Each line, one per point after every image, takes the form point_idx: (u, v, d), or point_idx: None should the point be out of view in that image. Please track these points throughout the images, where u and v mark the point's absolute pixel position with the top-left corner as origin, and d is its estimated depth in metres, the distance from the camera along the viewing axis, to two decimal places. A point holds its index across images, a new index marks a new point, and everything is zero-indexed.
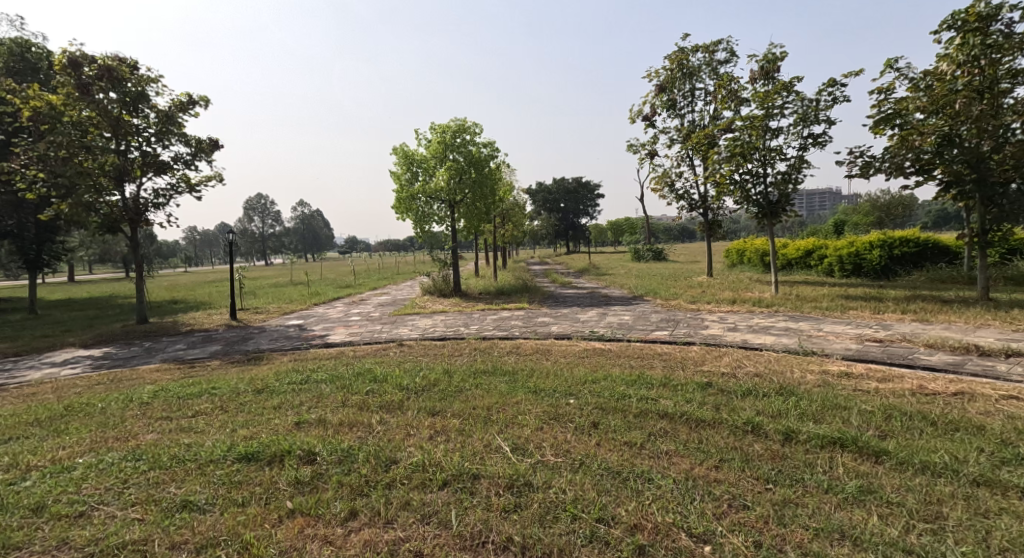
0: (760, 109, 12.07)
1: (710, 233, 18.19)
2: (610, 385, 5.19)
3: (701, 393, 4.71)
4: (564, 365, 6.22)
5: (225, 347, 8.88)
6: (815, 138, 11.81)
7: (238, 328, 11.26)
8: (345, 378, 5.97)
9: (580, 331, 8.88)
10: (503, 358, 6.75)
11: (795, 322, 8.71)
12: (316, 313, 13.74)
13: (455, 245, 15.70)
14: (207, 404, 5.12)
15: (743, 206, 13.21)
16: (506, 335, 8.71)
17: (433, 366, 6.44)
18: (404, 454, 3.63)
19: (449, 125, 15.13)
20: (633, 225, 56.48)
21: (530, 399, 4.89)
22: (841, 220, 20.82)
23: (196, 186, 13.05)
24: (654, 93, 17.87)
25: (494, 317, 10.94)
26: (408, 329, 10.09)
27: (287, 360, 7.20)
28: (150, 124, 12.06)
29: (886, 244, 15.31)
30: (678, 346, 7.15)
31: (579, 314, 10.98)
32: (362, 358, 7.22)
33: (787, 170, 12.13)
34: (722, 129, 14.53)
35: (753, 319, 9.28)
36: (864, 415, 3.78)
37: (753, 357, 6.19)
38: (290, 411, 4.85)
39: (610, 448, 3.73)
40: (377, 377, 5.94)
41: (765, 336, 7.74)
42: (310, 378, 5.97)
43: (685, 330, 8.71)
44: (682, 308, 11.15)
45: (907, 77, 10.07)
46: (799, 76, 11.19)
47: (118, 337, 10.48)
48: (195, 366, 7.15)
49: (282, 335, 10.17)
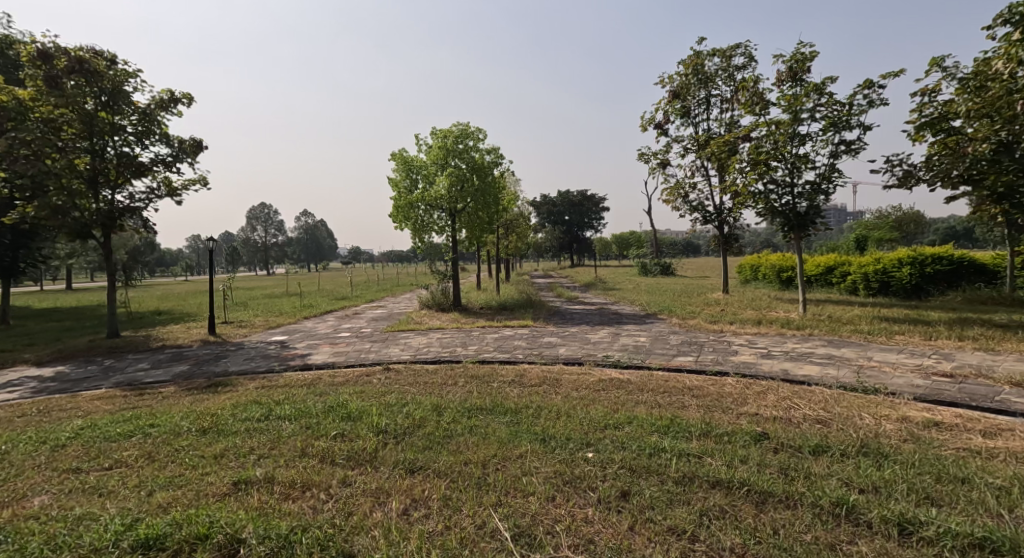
0: (786, 113, 11.12)
1: (726, 247, 17.21)
2: (638, 432, 4.16)
3: (758, 449, 3.67)
4: (577, 401, 5.19)
5: (191, 369, 7.87)
6: (847, 145, 10.84)
7: (214, 344, 10.26)
8: (314, 415, 4.95)
9: (592, 355, 7.84)
10: (505, 389, 5.73)
11: (837, 349, 7.66)
12: (304, 328, 12.74)
13: (455, 257, 14.72)
14: (136, 449, 4.12)
15: (766, 218, 12.21)
16: (508, 359, 7.68)
17: (422, 399, 5.42)
18: (367, 548, 2.69)
19: (451, 130, 14.20)
20: (638, 239, 55.41)
21: (539, 452, 3.87)
22: (863, 236, 19.74)
23: (179, 191, 12.12)
24: (667, 100, 16.99)
25: (495, 336, 9.92)
26: (399, 349, 9.05)
27: (252, 388, 6.17)
28: (129, 122, 11.15)
29: (917, 261, 14.24)
30: (710, 377, 6.11)
31: (589, 334, 9.95)
32: (340, 386, 6.20)
33: (817, 180, 11.16)
34: (741, 137, 13.63)
35: (787, 344, 8.22)
36: (1003, 497, 2.78)
37: (805, 395, 5.16)
38: (232, 463, 3.82)
39: (649, 539, 2.73)
40: (351, 413, 4.92)
41: (809, 367, 6.69)
42: (270, 414, 4.95)
43: (712, 356, 7.65)
44: (704, 328, 10.11)
45: (956, 77, 9.08)
46: (833, 77, 10.22)
47: (79, 353, 9.49)
48: (145, 393, 6.12)
49: (259, 354, 9.16)
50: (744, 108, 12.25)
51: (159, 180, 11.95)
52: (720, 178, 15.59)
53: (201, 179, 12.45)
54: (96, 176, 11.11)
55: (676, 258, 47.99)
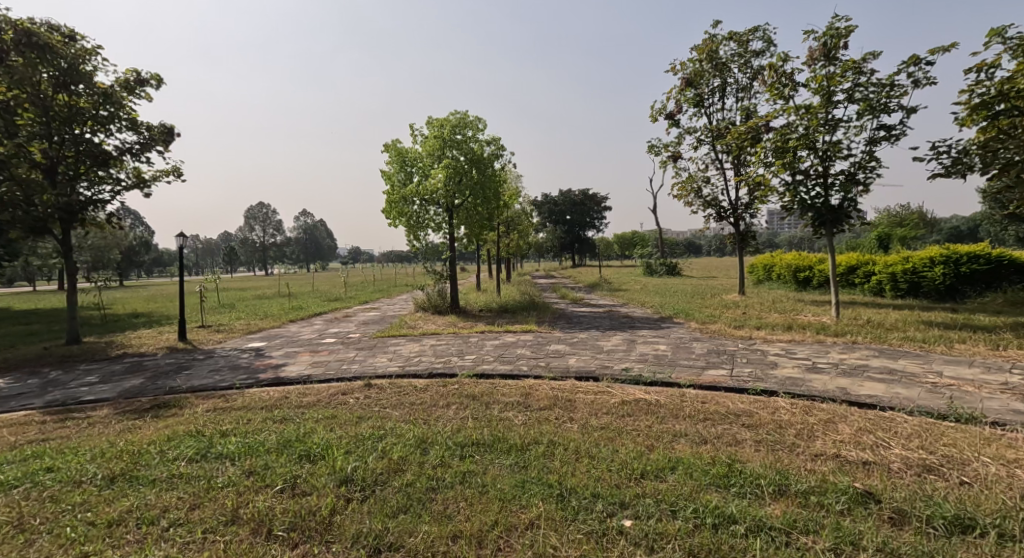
0: (818, 95, 9.98)
1: (743, 246, 16.16)
2: (689, 485, 3.10)
3: (864, 520, 2.63)
4: (600, 435, 4.10)
5: (143, 383, 6.77)
6: (887, 130, 9.71)
7: (182, 352, 9.18)
8: (263, 453, 3.86)
9: (609, 367, 6.76)
10: (509, 415, 4.66)
11: (895, 361, 6.56)
12: (287, 333, 11.64)
13: (453, 256, 13.62)
14: (9, 510, 3.07)
15: (794, 213, 11.12)
16: (510, 372, 6.61)
17: (405, 428, 4.34)
18: None
19: (448, 119, 13.15)
20: (643, 239, 54.24)
21: (556, 519, 2.85)
22: (886, 233, 18.59)
23: (149, 181, 11.00)
24: (680, 88, 15.90)
25: (496, 343, 8.84)
26: (387, 359, 7.96)
27: (200, 412, 5.07)
28: (92, 106, 10.07)
29: (950, 260, 13.13)
30: (756, 399, 5.02)
31: (601, 340, 8.89)
32: (307, 410, 5.11)
33: (852, 169, 10.06)
34: (763, 124, 12.56)
35: (832, 354, 7.13)
36: None
37: (888, 426, 4.09)
38: (128, 536, 2.83)
39: None
40: (309, 451, 3.84)
41: (870, 384, 5.59)
42: (206, 451, 3.88)
43: (749, 369, 6.54)
44: (730, 334, 9.05)
45: (1017, 50, 7.98)
46: (874, 52, 9.05)
47: (27, 363, 8.43)
48: (69, 418, 5.02)
49: (228, 364, 8.06)
50: (768, 91, 11.14)
51: (128, 170, 10.89)
52: (738, 171, 14.52)
53: (175, 169, 11.36)
54: (54, 165, 10.07)
55: (681, 259, 46.85)
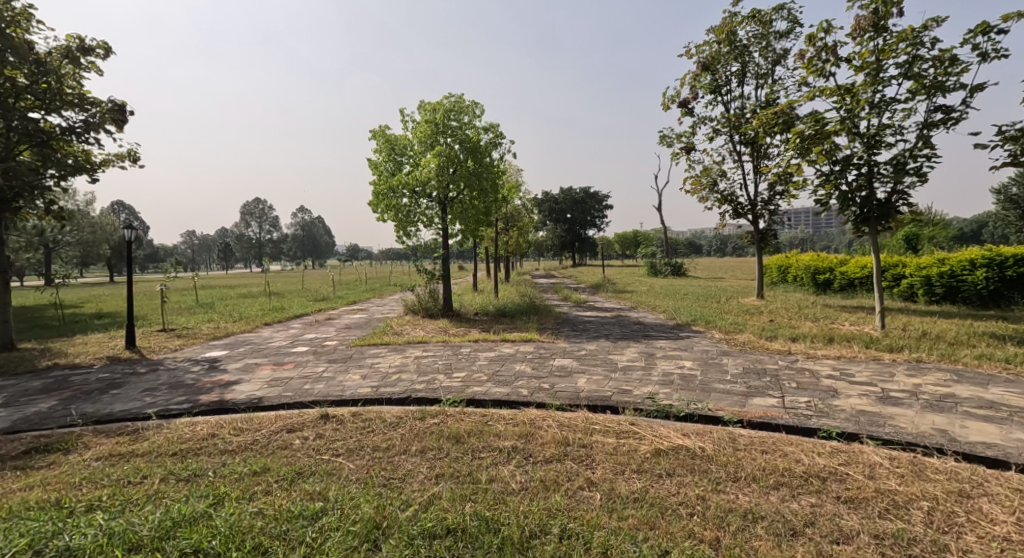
0: (864, 72, 8.67)
1: (761, 245, 14.84)
2: None
3: None
4: (634, 518, 2.80)
5: (47, 410, 5.39)
6: (946, 113, 8.41)
7: (124, 364, 7.82)
8: (130, 548, 2.58)
9: (629, 392, 5.45)
10: (502, 475, 3.34)
11: (985, 389, 5.26)
12: (256, 339, 10.27)
13: (446, 254, 12.25)
14: None
15: (831, 208, 9.82)
16: (507, 397, 5.28)
17: (355, 497, 3.01)
18: None
19: (441, 102, 11.82)
20: (644, 238, 52.64)
21: None
22: (913, 233, 17.32)
23: (98, 166, 9.65)
24: (695, 74, 14.58)
25: (491, 356, 7.49)
26: (359, 376, 6.62)
27: (87, 461, 3.76)
28: (28, 79, 8.75)
29: (993, 261, 11.74)
30: (837, 449, 3.72)
31: (614, 353, 7.59)
32: (232, 459, 3.79)
33: (901, 157, 8.73)
34: (792, 109, 11.25)
35: (900, 378, 5.83)
36: None
37: None
38: None
39: None
40: (200, 546, 2.55)
41: (977, 425, 4.26)
42: (43, 542, 2.57)
43: (805, 398, 5.22)
44: (765, 348, 7.72)
45: None
46: (937, 18, 7.73)
47: None
48: None
49: (168, 381, 6.69)
50: (805, 69, 9.80)
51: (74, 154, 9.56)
52: (759, 163, 13.25)
53: (130, 153, 10.04)
54: None
55: (683, 260, 45.20)
